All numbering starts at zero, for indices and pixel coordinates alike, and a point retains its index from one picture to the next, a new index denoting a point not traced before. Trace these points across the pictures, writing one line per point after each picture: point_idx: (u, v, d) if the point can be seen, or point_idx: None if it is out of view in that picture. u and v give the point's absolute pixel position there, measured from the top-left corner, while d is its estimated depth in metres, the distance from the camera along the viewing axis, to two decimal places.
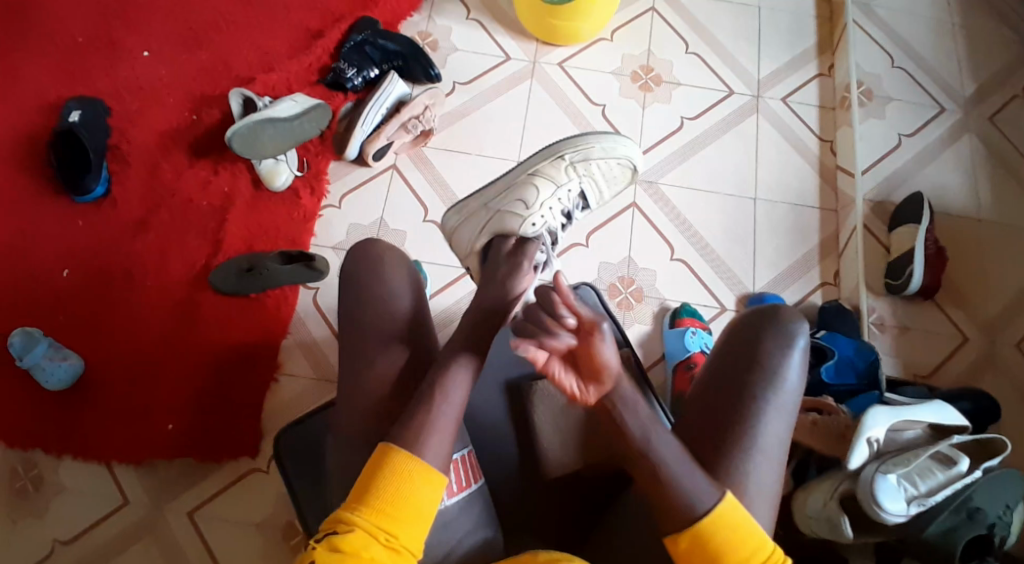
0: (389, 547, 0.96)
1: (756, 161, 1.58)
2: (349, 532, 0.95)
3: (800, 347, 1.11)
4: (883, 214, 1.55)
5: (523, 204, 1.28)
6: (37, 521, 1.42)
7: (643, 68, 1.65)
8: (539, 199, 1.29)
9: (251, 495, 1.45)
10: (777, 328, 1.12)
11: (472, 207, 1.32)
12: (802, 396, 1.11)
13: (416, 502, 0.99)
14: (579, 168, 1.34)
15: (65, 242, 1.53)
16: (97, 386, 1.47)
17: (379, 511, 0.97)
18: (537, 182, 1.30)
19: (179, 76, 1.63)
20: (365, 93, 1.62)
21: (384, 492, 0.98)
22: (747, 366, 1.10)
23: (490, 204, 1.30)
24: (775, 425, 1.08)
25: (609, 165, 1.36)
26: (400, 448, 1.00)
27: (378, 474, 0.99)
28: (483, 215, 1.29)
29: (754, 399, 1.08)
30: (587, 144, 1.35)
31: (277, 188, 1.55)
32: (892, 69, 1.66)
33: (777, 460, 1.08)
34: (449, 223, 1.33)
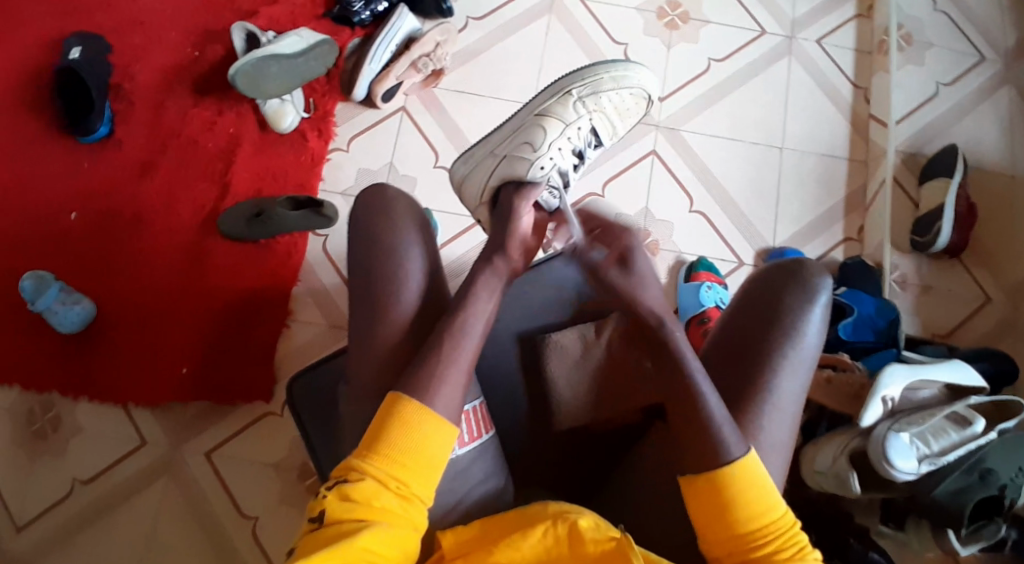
0: (400, 497, 0.92)
1: (786, 107, 1.51)
2: (360, 481, 0.92)
3: (821, 303, 1.05)
4: (914, 167, 1.48)
5: (530, 146, 1.17)
6: (56, 461, 1.44)
7: (670, 4, 1.55)
8: (547, 140, 1.18)
9: (266, 436, 1.47)
10: (796, 282, 1.06)
11: (481, 152, 1.20)
12: (820, 354, 1.05)
13: (428, 448, 0.94)
14: (589, 103, 1.24)
15: (69, 184, 1.50)
16: (111, 329, 1.47)
17: (392, 460, 0.93)
18: (546, 123, 1.20)
19: (180, 10, 1.56)
20: (373, 28, 1.54)
21: (396, 443, 0.94)
22: (767, 318, 1.04)
23: (498, 149, 1.19)
24: (792, 379, 1.03)
25: (622, 97, 1.29)
26: (410, 398, 0.95)
27: (391, 422, 0.94)
28: (491, 160, 1.18)
29: (772, 353, 1.03)
30: (595, 77, 1.28)
31: (283, 130, 1.50)
32: (933, 13, 1.55)
33: (791, 418, 1.03)
34: (458, 173, 1.22)
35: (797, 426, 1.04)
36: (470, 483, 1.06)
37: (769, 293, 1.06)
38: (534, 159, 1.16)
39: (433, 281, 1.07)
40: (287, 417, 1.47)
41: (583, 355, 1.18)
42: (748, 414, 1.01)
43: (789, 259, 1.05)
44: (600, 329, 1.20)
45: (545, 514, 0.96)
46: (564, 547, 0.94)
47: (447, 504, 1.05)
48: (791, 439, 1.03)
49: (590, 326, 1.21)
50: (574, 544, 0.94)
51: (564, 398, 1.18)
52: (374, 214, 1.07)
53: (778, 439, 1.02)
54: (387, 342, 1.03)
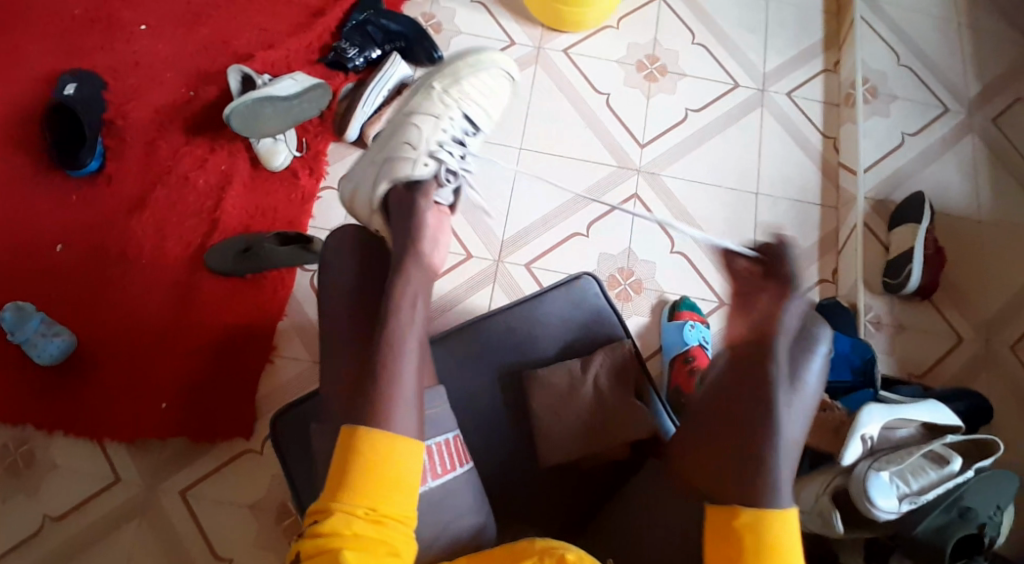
0: (373, 522, 0.90)
1: (760, 155, 1.58)
2: (330, 517, 0.90)
3: (821, 353, 1.06)
4: (884, 212, 1.55)
5: (409, 146, 1.18)
6: (27, 497, 1.39)
7: (649, 57, 1.64)
8: (422, 136, 1.20)
9: (244, 476, 1.43)
10: (800, 332, 1.06)
11: (365, 165, 1.22)
12: (818, 400, 1.05)
13: (397, 472, 0.93)
14: (453, 95, 1.26)
15: (58, 216, 1.50)
16: (91, 362, 1.45)
17: (358, 490, 0.91)
18: (417, 120, 1.22)
19: (177, 53, 1.61)
20: (366, 74, 1.60)
21: (359, 472, 0.92)
22: (773, 364, 1.03)
23: (379, 157, 1.20)
24: (793, 425, 1.02)
25: (482, 80, 1.30)
26: (369, 425, 0.94)
27: (350, 455, 0.93)
28: (375, 169, 1.20)
29: (774, 396, 1.02)
30: (451, 66, 1.29)
31: (275, 167, 1.53)
32: (898, 67, 1.66)
33: (793, 463, 1.01)
34: (344, 193, 1.24)
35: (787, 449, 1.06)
36: (448, 496, 1.05)
37: (773, 340, 1.05)
38: (415, 158, 1.17)
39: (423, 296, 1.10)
40: (266, 455, 1.44)
41: (572, 387, 1.19)
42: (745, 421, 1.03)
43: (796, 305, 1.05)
44: (586, 365, 1.22)
45: (532, 549, 0.96)
46: None
47: (439, 518, 1.04)
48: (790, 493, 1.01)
49: (577, 361, 1.22)
50: None
51: (552, 420, 1.18)
52: (347, 245, 1.13)
53: None
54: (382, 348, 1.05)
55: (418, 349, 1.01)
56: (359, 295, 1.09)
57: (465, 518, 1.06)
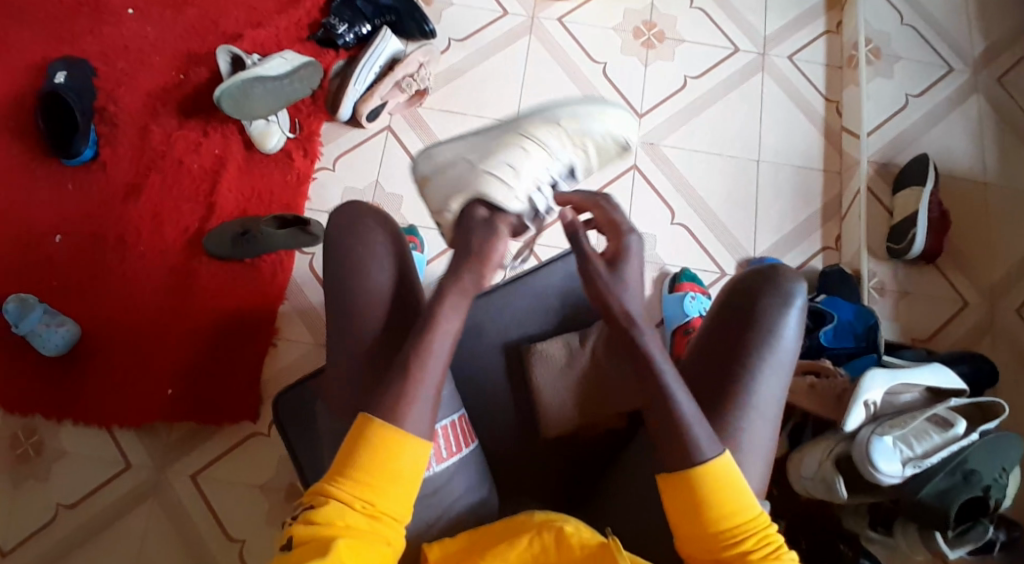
0: (369, 516, 0.91)
1: (761, 122, 1.55)
2: (326, 504, 0.90)
3: (798, 307, 1.06)
4: (888, 176, 1.52)
5: (510, 169, 1.09)
6: (39, 485, 1.42)
7: (646, 24, 1.60)
8: (526, 167, 1.10)
9: (251, 458, 1.45)
10: (771, 286, 1.06)
11: (451, 153, 1.13)
12: (798, 356, 1.06)
13: (398, 466, 0.93)
14: (573, 138, 1.14)
15: (53, 206, 1.50)
16: (94, 351, 1.46)
17: (359, 482, 0.91)
18: (527, 146, 1.11)
19: (165, 35, 1.58)
20: (356, 50, 1.57)
21: (364, 465, 0.92)
22: (744, 324, 1.05)
23: (473, 159, 1.11)
24: (770, 383, 1.04)
25: (604, 140, 1.16)
26: (379, 416, 0.93)
27: (359, 444, 0.93)
28: (466, 170, 1.11)
29: (750, 359, 1.04)
30: (587, 111, 1.15)
31: (269, 150, 1.52)
32: (902, 26, 1.61)
33: (772, 421, 1.04)
34: (421, 171, 1.15)
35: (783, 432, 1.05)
36: (455, 479, 1.07)
37: (744, 298, 1.06)
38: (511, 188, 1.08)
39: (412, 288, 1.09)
40: (273, 437, 1.46)
41: (571, 361, 1.18)
42: (743, 406, 1.02)
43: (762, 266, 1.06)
44: (584, 339, 1.20)
45: (531, 523, 0.97)
46: (550, 553, 0.94)
47: (436, 506, 1.05)
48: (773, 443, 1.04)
49: (575, 334, 1.21)
50: (561, 550, 0.94)
51: (552, 406, 1.18)
52: (344, 230, 1.09)
53: (764, 438, 1.03)
54: (379, 344, 1.04)
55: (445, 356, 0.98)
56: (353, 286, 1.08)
57: (465, 507, 1.08)
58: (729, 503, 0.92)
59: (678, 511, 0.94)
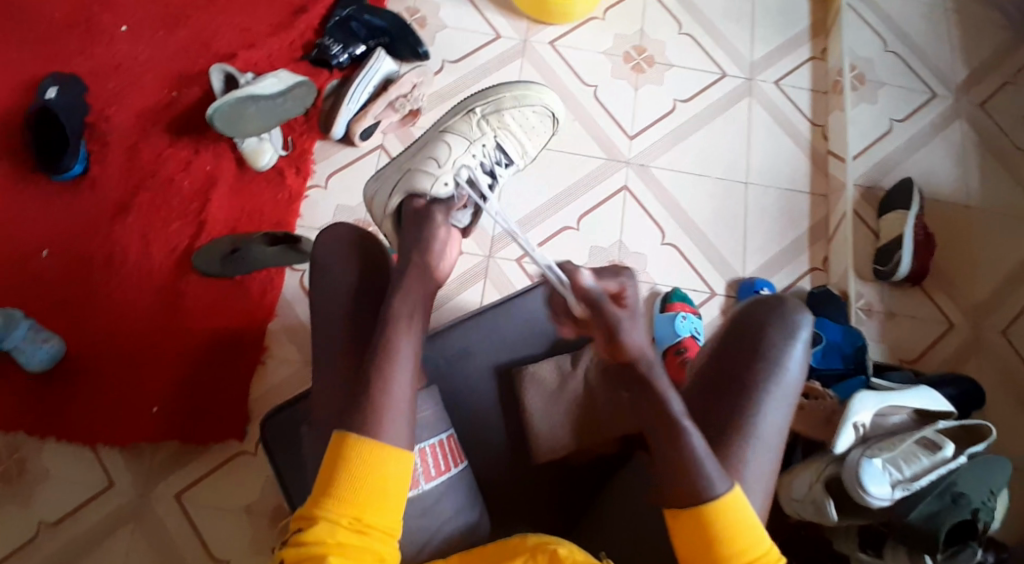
0: (358, 531, 0.90)
1: (749, 145, 1.58)
2: (313, 524, 0.89)
3: (803, 340, 1.07)
4: (873, 200, 1.55)
5: (434, 161, 1.23)
6: (18, 505, 1.39)
7: (636, 48, 1.63)
8: (450, 157, 1.24)
9: (236, 479, 1.43)
10: (778, 321, 1.07)
11: (390, 172, 1.25)
12: (801, 387, 1.07)
13: (382, 480, 0.92)
14: (492, 120, 1.32)
15: (41, 222, 1.49)
16: (79, 367, 1.43)
17: (344, 499, 0.90)
18: (448, 139, 1.26)
19: (159, 54, 1.59)
20: (350, 70, 1.59)
21: (346, 481, 0.91)
22: (751, 357, 1.05)
23: (403, 165, 1.24)
24: (774, 414, 1.04)
25: (525, 115, 1.35)
26: (357, 433, 0.93)
27: (338, 462, 0.92)
28: (395, 176, 1.23)
29: (755, 389, 1.04)
30: (497, 95, 1.34)
31: (261, 167, 1.52)
32: (884, 53, 1.65)
33: (774, 452, 1.04)
34: (369, 191, 1.27)
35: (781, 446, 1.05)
36: (443, 499, 1.06)
37: (751, 330, 1.06)
38: (436, 175, 1.21)
39: None
40: (260, 457, 1.44)
41: (561, 385, 1.18)
42: (738, 416, 1.03)
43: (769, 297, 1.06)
44: (576, 361, 1.20)
45: (526, 545, 0.96)
46: None
47: (429, 518, 1.04)
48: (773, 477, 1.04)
49: (567, 357, 1.21)
50: None
51: (543, 426, 1.17)
52: (336, 249, 1.11)
53: (762, 450, 1.03)
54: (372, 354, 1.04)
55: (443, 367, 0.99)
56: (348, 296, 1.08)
57: (458, 521, 1.06)
58: (742, 534, 0.94)
59: (688, 545, 0.95)
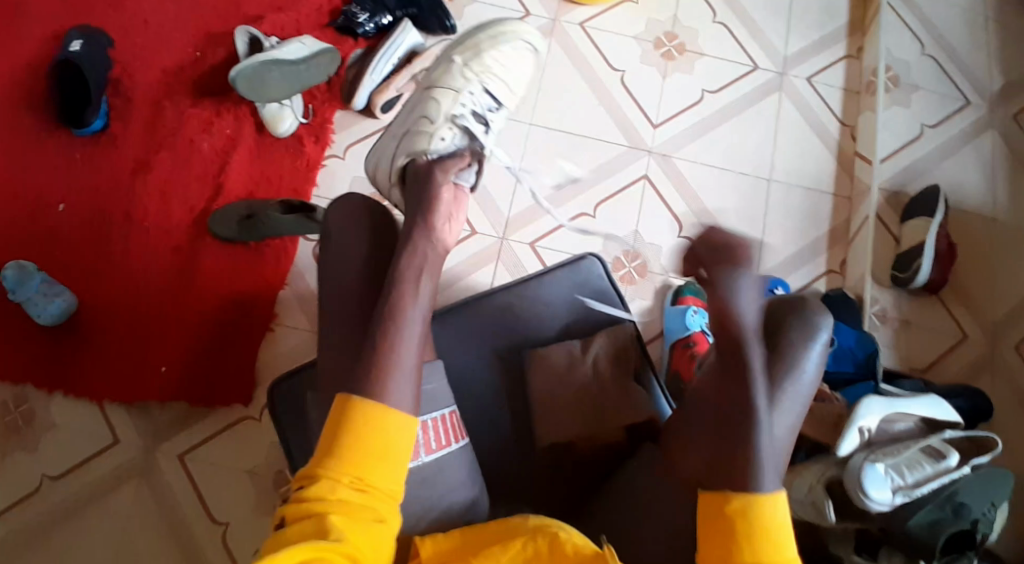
0: (360, 490, 0.87)
1: (775, 141, 1.55)
2: (314, 481, 0.86)
3: (821, 342, 1.05)
4: (897, 205, 1.52)
5: (427, 119, 1.20)
6: (26, 455, 1.41)
7: (667, 35, 1.60)
8: (442, 109, 1.21)
9: (241, 443, 1.44)
10: (799, 321, 1.06)
11: (388, 140, 1.23)
12: (816, 390, 1.05)
13: (388, 440, 0.89)
14: (474, 68, 1.27)
15: (60, 176, 1.49)
16: (91, 324, 1.44)
17: (346, 457, 0.87)
18: (435, 94, 1.23)
19: (185, 12, 1.57)
20: (376, 40, 1.56)
21: (349, 439, 0.88)
22: (768, 353, 1.04)
23: (398, 130, 1.22)
24: (786, 414, 1.02)
25: (504, 51, 1.30)
26: (363, 396, 0.90)
27: (342, 421, 0.89)
28: (393, 142, 1.21)
29: (770, 386, 1.02)
30: (476, 41, 1.29)
31: (281, 134, 1.51)
32: (922, 57, 1.61)
33: (784, 454, 1.02)
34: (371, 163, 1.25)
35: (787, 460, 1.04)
36: (444, 471, 1.05)
37: (770, 327, 1.05)
38: (434, 132, 1.18)
39: None
40: (265, 423, 1.45)
41: (571, 368, 1.19)
42: None
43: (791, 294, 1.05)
44: (586, 347, 1.21)
45: (525, 528, 0.96)
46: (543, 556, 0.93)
47: (430, 503, 1.04)
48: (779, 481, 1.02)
49: (578, 342, 1.22)
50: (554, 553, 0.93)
51: (548, 415, 1.18)
52: (348, 224, 1.10)
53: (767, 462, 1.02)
54: None
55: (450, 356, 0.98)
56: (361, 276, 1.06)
57: (458, 513, 1.06)
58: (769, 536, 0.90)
59: (714, 533, 0.92)
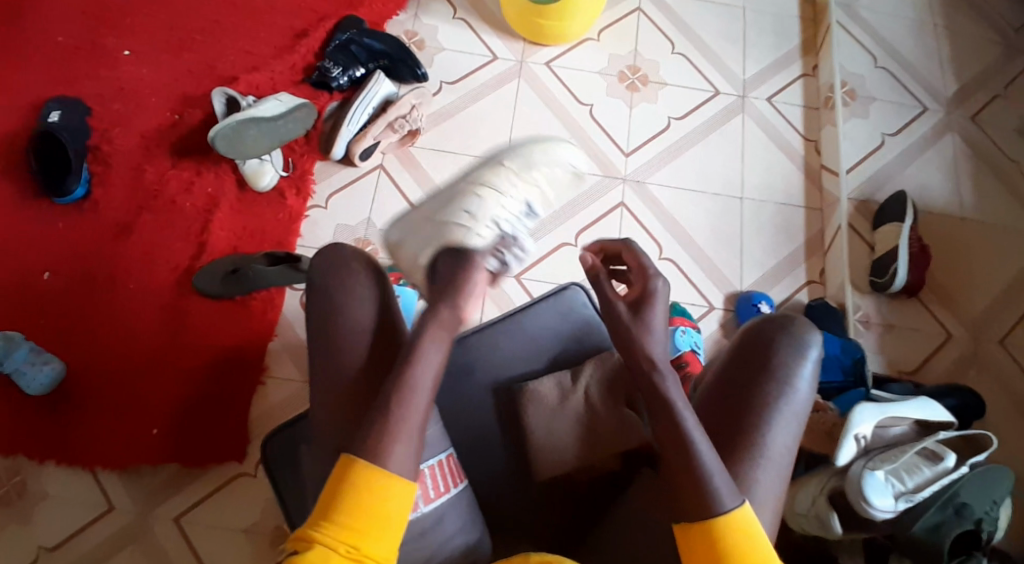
0: (354, 560, 0.89)
1: (743, 161, 1.60)
2: (310, 549, 0.88)
3: (811, 359, 1.08)
4: (867, 213, 1.57)
5: (467, 215, 1.08)
6: (20, 528, 1.38)
7: (630, 68, 1.66)
8: (483, 208, 1.09)
9: (237, 501, 1.42)
10: (789, 338, 1.08)
11: (417, 220, 1.13)
12: (811, 407, 1.07)
13: (382, 507, 0.91)
14: (522, 175, 1.15)
15: (44, 244, 1.49)
16: (79, 390, 1.43)
17: (344, 526, 0.90)
18: (480, 191, 1.10)
19: (161, 78, 1.61)
20: (350, 92, 1.61)
21: (347, 506, 0.90)
22: (760, 375, 1.06)
23: (433, 216, 1.12)
24: (782, 434, 1.04)
25: (551, 172, 1.18)
26: (367, 461, 0.92)
27: (342, 487, 0.91)
28: (425, 226, 1.11)
29: (766, 404, 1.05)
30: (530, 148, 1.19)
31: (262, 188, 1.54)
32: (875, 69, 1.68)
33: (783, 472, 1.04)
34: (389, 237, 1.15)
35: (791, 473, 1.05)
36: (444, 518, 1.04)
37: (760, 348, 1.08)
38: (471, 229, 1.07)
39: (402, 309, 1.08)
40: (260, 478, 1.43)
41: (563, 400, 1.16)
42: (744, 426, 1.04)
43: (780, 314, 1.08)
44: (577, 377, 1.18)
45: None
46: None
47: (434, 526, 1.03)
48: (782, 497, 1.03)
49: (567, 374, 1.19)
50: None
51: (542, 445, 1.15)
52: (331, 271, 1.08)
53: (773, 489, 1.02)
54: (374, 363, 1.04)
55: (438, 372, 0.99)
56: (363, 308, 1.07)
57: (464, 535, 1.05)
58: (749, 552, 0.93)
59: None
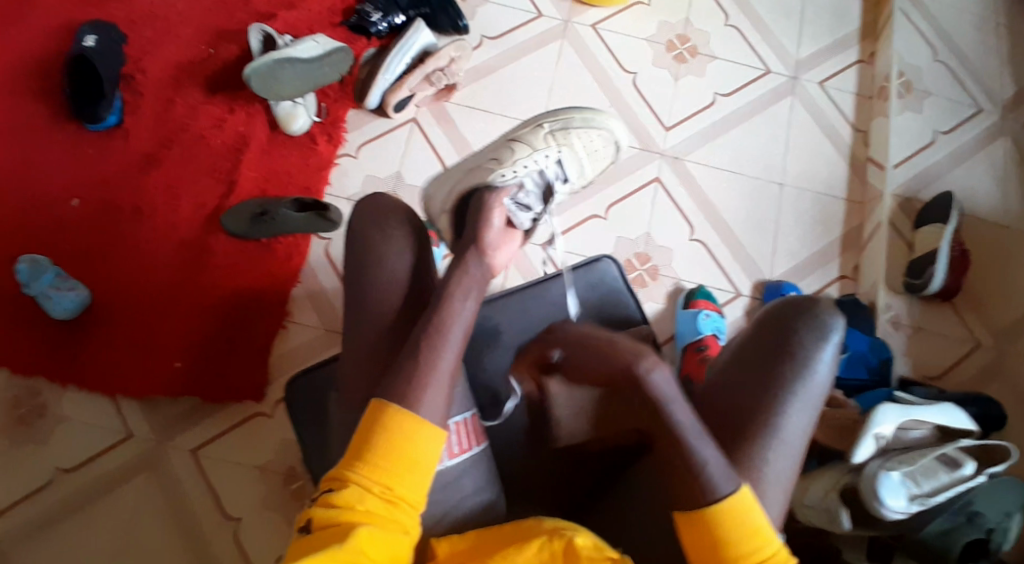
0: (385, 500, 0.91)
1: (786, 146, 1.55)
2: (343, 488, 0.90)
3: (833, 342, 1.05)
4: (910, 211, 1.51)
5: (495, 161, 1.17)
6: (37, 449, 1.41)
7: (679, 38, 1.60)
8: (513, 157, 1.18)
9: (254, 438, 1.44)
10: (811, 322, 1.05)
11: (452, 174, 1.21)
12: (829, 392, 1.05)
13: (413, 452, 0.93)
14: (558, 136, 1.24)
15: (74, 171, 1.49)
16: (99, 319, 1.44)
17: (376, 468, 0.91)
18: (514, 144, 1.20)
19: (197, 10, 1.58)
20: (388, 40, 1.58)
21: (374, 451, 0.92)
22: (777, 356, 1.04)
23: (464, 165, 1.20)
24: (796, 419, 1.02)
25: (591, 137, 1.27)
26: (396, 405, 0.93)
27: (374, 431, 0.93)
28: (457, 175, 1.19)
29: (778, 390, 1.02)
30: (567, 114, 1.26)
31: (293, 132, 1.51)
32: (934, 62, 1.61)
33: (794, 458, 1.02)
34: (426, 191, 1.24)
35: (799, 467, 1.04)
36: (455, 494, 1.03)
37: (779, 330, 1.05)
38: (497, 170, 1.16)
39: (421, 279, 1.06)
40: (277, 418, 1.45)
41: None
42: (754, 423, 1.02)
43: (802, 297, 1.04)
44: None
45: (541, 529, 0.95)
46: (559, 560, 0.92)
47: (441, 500, 1.02)
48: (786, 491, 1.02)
49: None
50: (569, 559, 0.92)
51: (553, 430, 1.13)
52: (370, 224, 1.07)
53: (784, 472, 1.02)
54: (390, 333, 1.03)
55: (462, 338, 0.99)
56: (386, 274, 1.05)
57: (473, 507, 1.04)
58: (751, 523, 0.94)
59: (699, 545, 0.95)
